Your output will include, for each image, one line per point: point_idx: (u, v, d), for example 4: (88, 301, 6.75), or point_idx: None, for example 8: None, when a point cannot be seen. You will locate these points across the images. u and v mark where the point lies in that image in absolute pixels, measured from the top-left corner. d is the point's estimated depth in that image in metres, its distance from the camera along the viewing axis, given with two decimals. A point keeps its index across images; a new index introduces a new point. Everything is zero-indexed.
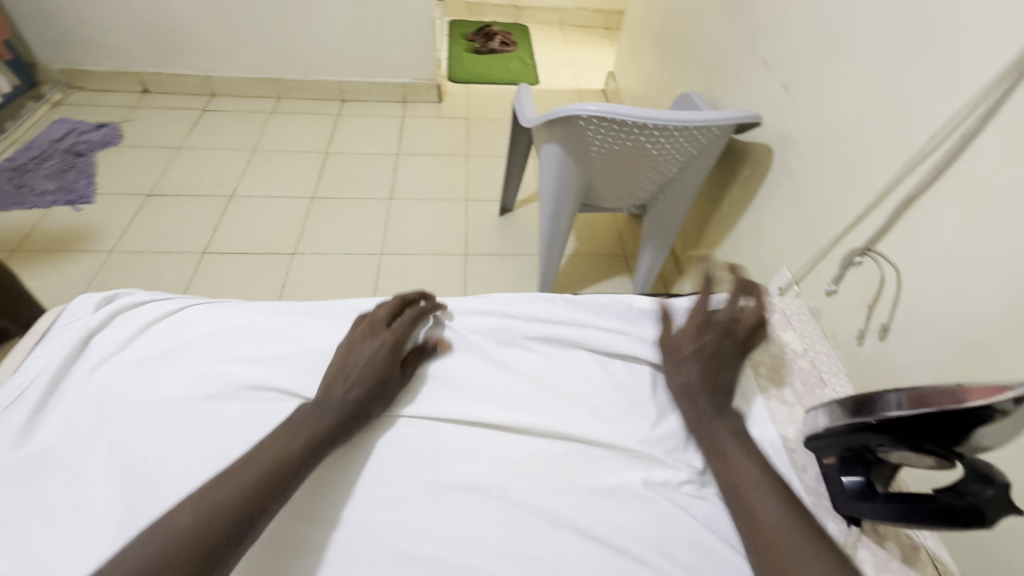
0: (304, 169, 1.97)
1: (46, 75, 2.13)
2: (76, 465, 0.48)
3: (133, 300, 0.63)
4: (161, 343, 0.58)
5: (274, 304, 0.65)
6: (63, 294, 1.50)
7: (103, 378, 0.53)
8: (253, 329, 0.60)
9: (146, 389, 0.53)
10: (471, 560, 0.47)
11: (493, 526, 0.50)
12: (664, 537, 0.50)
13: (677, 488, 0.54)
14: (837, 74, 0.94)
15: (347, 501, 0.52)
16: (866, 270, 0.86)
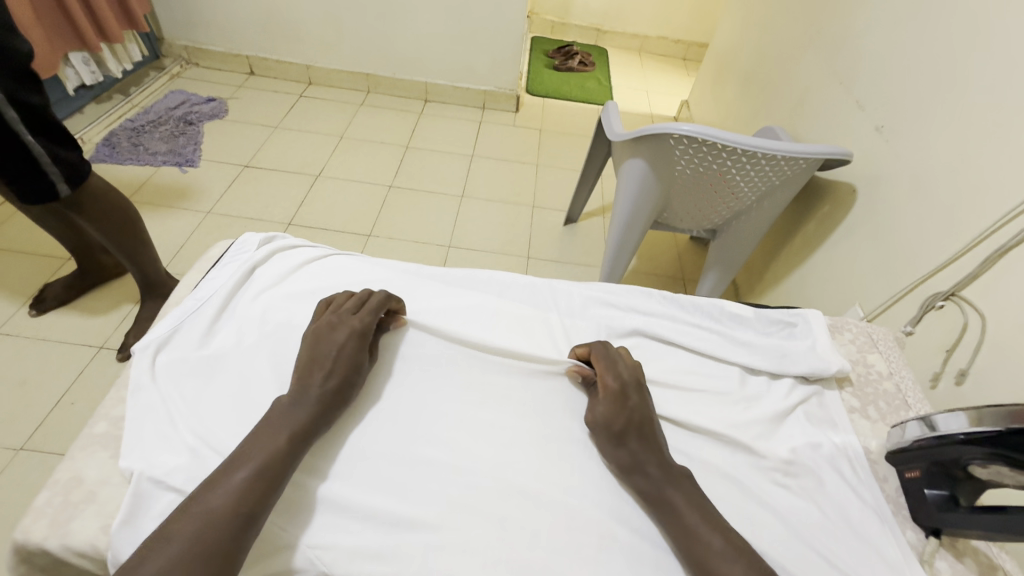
0: (385, 159, 2.10)
1: (169, 50, 2.35)
2: (246, 367, 0.61)
3: (288, 243, 0.78)
4: (307, 283, 0.71)
5: (396, 266, 0.78)
6: (163, 244, 1.65)
7: (265, 302, 0.68)
8: (379, 284, 0.73)
9: (298, 317, 0.66)
10: (573, 502, 0.54)
11: (592, 478, 0.56)
12: (749, 513, 0.53)
13: (765, 474, 0.56)
14: (937, 122, 0.96)
15: (461, 438, 0.58)
16: (947, 314, 0.87)
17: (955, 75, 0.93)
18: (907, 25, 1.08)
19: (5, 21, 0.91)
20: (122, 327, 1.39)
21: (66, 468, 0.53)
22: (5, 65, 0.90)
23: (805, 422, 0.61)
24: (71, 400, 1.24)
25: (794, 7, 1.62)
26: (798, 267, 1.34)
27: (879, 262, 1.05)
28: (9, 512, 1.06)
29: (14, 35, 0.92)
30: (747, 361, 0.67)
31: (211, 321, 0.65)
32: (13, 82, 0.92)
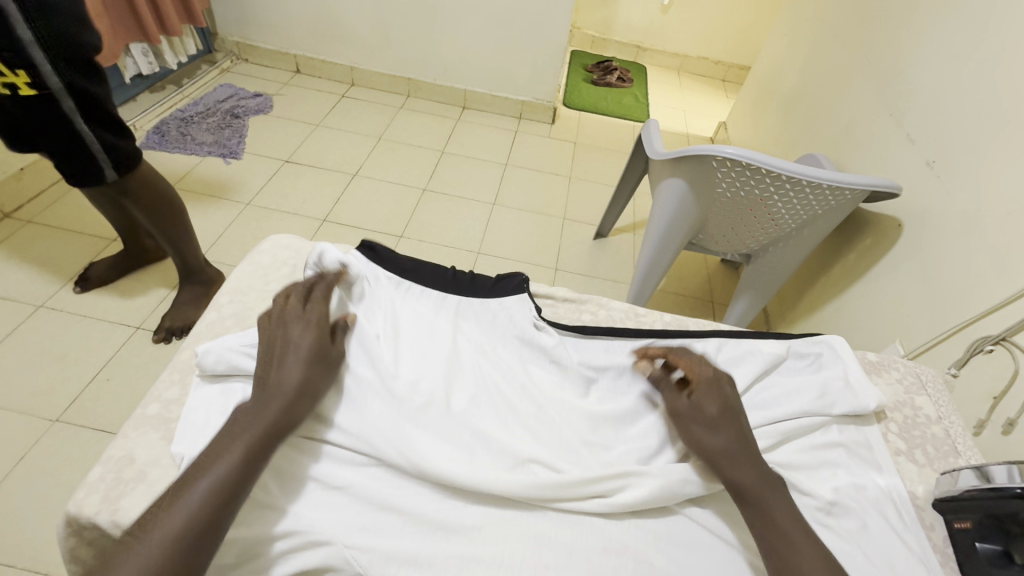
0: (421, 162, 2.13)
1: (221, 45, 2.44)
2: None
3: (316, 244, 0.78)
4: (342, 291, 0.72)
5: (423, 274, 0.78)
6: (202, 231, 1.70)
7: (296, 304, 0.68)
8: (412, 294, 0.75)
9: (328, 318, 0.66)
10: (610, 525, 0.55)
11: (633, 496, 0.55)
12: None
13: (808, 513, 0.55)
14: (993, 161, 0.93)
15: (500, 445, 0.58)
16: (996, 359, 0.83)
17: (1014, 114, 0.91)
18: (964, 61, 1.06)
19: (80, 14, 0.95)
20: (159, 309, 1.43)
21: (118, 447, 0.56)
22: (72, 56, 0.94)
23: (847, 461, 0.59)
24: (106, 377, 1.27)
25: (844, 36, 1.60)
26: (835, 299, 1.31)
27: (922, 301, 1.02)
28: (41, 481, 1.09)
29: (84, 26, 0.96)
30: (788, 395, 0.63)
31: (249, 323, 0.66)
32: (75, 72, 0.96)
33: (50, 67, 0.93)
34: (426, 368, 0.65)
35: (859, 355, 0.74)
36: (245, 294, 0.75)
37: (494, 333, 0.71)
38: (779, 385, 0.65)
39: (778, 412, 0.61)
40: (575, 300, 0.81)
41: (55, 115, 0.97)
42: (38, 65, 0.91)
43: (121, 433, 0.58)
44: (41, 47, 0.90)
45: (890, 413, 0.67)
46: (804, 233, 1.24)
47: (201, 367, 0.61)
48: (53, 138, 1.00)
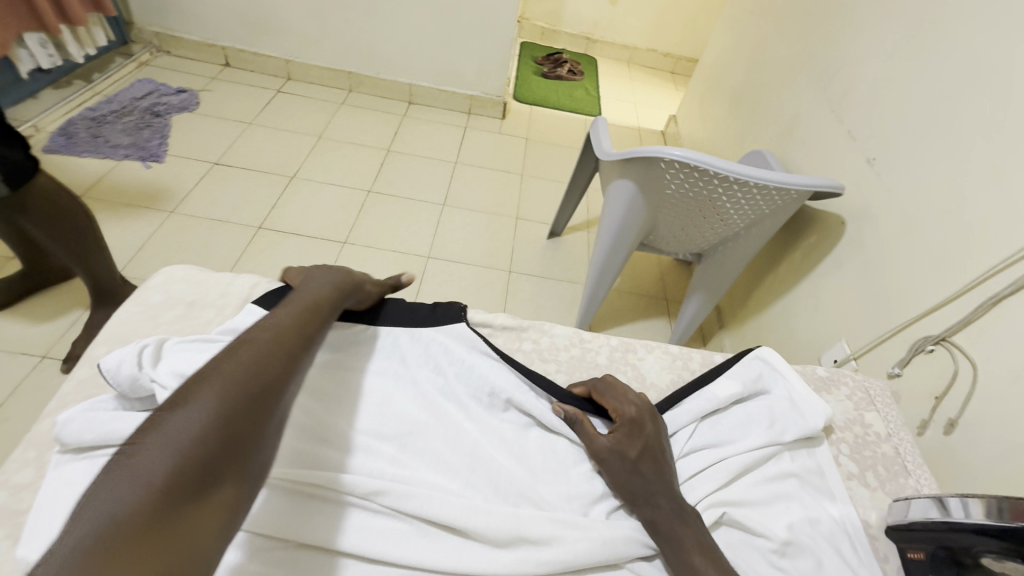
0: (365, 162, 2.02)
1: (139, 36, 2.23)
2: None
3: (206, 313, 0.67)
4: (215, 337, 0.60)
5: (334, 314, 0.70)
6: (118, 245, 1.54)
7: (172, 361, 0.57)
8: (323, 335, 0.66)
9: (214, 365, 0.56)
10: None
11: (573, 549, 0.51)
12: None
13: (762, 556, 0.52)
14: (929, 160, 0.94)
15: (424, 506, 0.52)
16: (937, 360, 0.84)
17: (952, 113, 0.91)
18: (903, 59, 1.06)
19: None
20: (68, 335, 1.28)
21: None
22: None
23: (800, 492, 0.57)
24: (4, 416, 1.13)
25: (787, 30, 1.60)
26: (783, 297, 1.32)
27: (865, 301, 1.03)
28: None
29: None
30: (729, 434, 0.60)
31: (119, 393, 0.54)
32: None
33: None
34: (340, 423, 0.58)
35: (809, 371, 0.72)
36: (130, 341, 0.65)
37: (424, 371, 0.65)
38: (719, 423, 0.62)
39: (725, 456, 0.58)
40: (516, 327, 0.75)
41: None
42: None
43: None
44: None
45: (840, 432, 0.65)
46: (752, 233, 1.23)
47: (60, 442, 0.50)
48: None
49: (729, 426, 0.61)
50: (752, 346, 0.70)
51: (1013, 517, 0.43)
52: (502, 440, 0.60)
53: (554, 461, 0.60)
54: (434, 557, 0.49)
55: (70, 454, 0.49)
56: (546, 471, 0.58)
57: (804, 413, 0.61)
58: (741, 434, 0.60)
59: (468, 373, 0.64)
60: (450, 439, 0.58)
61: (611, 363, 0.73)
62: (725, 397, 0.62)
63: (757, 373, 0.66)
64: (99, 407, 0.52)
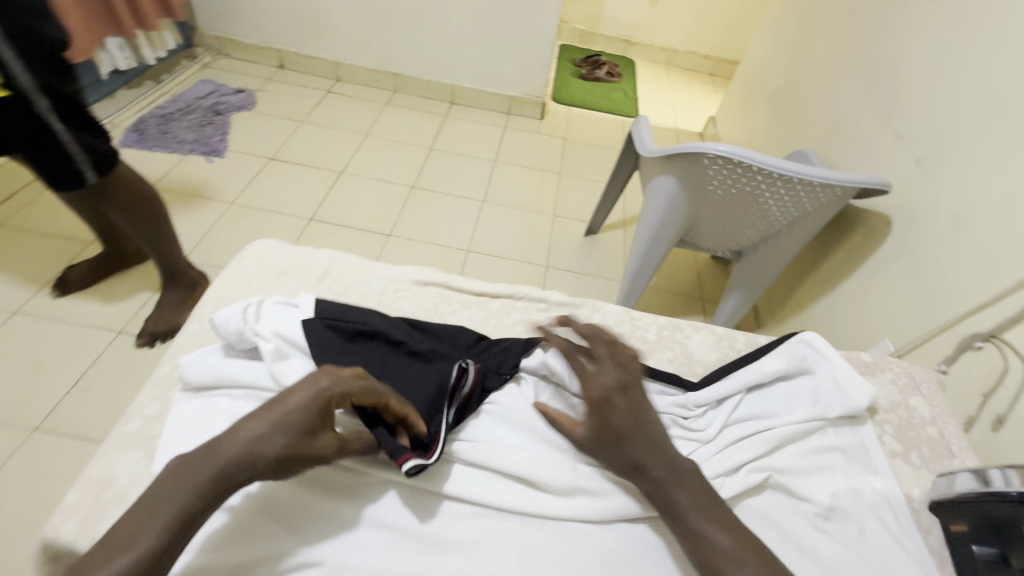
0: (408, 160, 2.10)
1: (201, 40, 2.38)
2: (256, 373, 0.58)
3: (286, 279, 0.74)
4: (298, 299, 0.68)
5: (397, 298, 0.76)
6: (183, 232, 1.65)
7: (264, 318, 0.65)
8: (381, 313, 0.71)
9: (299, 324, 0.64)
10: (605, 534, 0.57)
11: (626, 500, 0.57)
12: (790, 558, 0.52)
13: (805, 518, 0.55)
14: (980, 157, 0.94)
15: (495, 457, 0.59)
16: (986, 356, 0.84)
17: (1006, 108, 0.90)
18: (954, 57, 1.05)
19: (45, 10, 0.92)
20: (141, 313, 1.39)
21: (96, 468, 0.55)
22: (38, 53, 0.91)
23: (844, 464, 0.59)
24: (87, 383, 1.24)
25: (832, 30, 1.60)
26: (824, 295, 1.32)
27: (911, 299, 1.03)
28: (19, 494, 1.06)
29: (49, 23, 0.93)
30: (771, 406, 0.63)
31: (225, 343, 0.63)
32: (46, 70, 0.93)
33: (19, 64, 0.89)
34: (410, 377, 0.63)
35: (853, 356, 0.74)
36: (227, 303, 0.73)
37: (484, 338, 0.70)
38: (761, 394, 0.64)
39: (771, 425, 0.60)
40: (568, 305, 0.80)
41: (29, 113, 0.93)
42: (5, 63, 0.88)
43: (100, 452, 0.56)
44: (9, 45, 0.87)
45: (885, 414, 0.67)
46: (794, 231, 1.24)
47: (183, 381, 0.59)
48: (24, 136, 0.96)
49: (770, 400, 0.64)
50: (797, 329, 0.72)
51: None
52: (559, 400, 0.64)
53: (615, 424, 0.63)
54: (503, 500, 0.56)
55: (192, 393, 0.59)
56: (556, 444, 0.61)
57: (848, 393, 0.63)
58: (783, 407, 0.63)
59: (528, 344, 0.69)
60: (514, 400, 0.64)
61: (659, 340, 0.77)
62: (769, 371, 0.64)
63: (801, 352, 0.68)
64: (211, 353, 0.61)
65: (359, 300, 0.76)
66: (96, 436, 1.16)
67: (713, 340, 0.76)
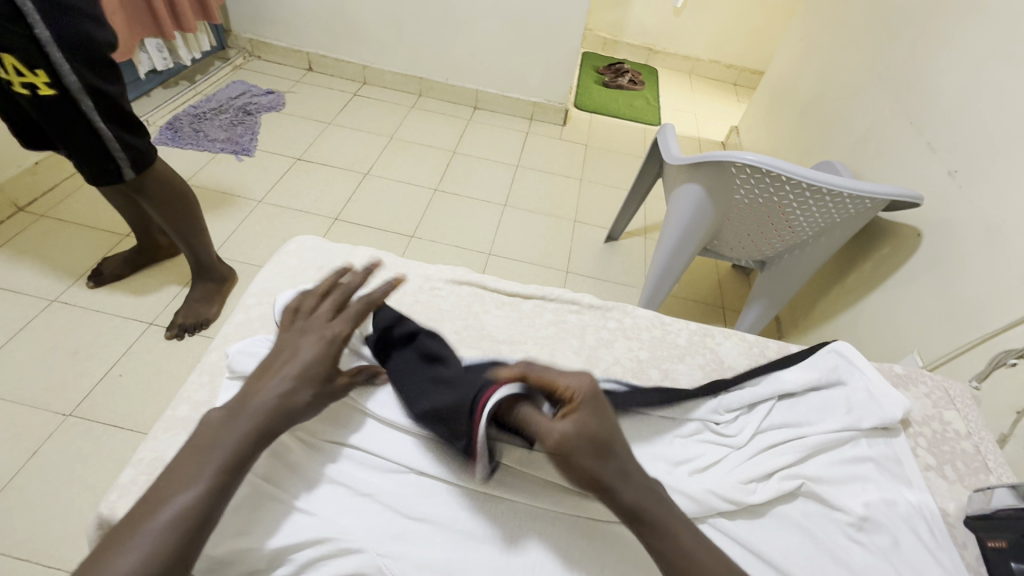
0: (432, 163, 2.12)
1: (234, 42, 2.44)
2: None
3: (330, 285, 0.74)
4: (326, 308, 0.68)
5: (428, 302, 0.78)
6: (212, 228, 1.69)
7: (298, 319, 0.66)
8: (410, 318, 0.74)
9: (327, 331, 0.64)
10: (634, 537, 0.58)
11: None
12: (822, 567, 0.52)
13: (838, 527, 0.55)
14: (1016, 171, 0.93)
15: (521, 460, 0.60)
16: (1021, 374, 0.83)
17: None
18: (990, 70, 1.04)
19: (94, 13, 0.96)
20: (171, 306, 1.43)
21: (147, 448, 0.57)
22: (85, 54, 0.94)
23: (877, 474, 0.59)
24: (118, 372, 1.28)
25: (863, 42, 1.59)
26: (850, 307, 1.30)
27: (941, 313, 1.02)
28: (51, 477, 1.09)
29: (97, 25, 0.96)
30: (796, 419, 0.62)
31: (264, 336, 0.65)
32: (91, 71, 0.96)
33: (67, 66, 0.93)
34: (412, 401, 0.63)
35: (886, 367, 0.74)
36: (272, 295, 0.75)
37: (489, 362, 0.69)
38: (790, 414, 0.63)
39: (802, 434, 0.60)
40: (598, 306, 0.81)
41: (74, 113, 0.98)
42: (54, 64, 0.92)
43: (151, 435, 0.59)
44: (58, 46, 0.91)
45: (918, 427, 0.67)
46: (822, 241, 1.23)
47: (230, 368, 0.61)
48: (69, 135, 1.00)
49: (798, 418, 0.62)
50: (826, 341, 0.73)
51: None
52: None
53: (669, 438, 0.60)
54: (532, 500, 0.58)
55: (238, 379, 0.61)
56: None
57: (885, 403, 0.63)
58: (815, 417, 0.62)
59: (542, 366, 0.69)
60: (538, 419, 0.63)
61: (690, 345, 0.77)
62: (799, 383, 0.65)
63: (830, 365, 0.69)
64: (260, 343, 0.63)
65: (394, 297, 0.78)
66: (125, 423, 1.19)
67: (745, 346, 0.76)
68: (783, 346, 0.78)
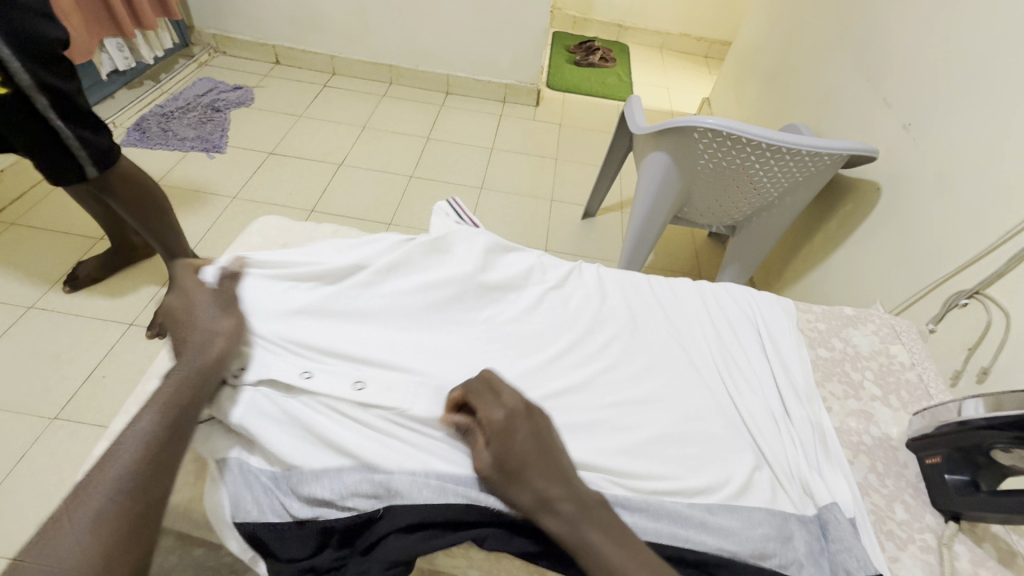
0: (407, 150, 2.12)
1: (198, 39, 2.40)
2: None
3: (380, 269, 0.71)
4: (318, 315, 0.67)
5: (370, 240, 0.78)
6: (186, 226, 1.68)
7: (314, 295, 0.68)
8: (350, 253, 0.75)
9: (336, 330, 0.66)
10: None
11: None
12: None
13: None
14: (962, 117, 0.96)
15: None
16: (972, 313, 0.87)
17: (989, 70, 0.92)
18: (937, 22, 1.07)
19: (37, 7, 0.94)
20: (151, 307, 1.43)
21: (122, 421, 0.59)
22: (29, 47, 0.92)
23: None
24: (100, 374, 1.28)
25: (822, 4, 1.60)
26: (818, 266, 1.34)
27: (901, 263, 1.05)
28: (42, 479, 1.10)
29: (48, 21, 0.96)
30: (843, 496, 0.59)
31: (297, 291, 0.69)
32: (43, 64, 0.95)
33: (19, 62, 0.92)
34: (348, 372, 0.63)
35: (838, 311, 0.83)
36: None
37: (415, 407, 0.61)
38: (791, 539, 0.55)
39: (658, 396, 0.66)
40: None
41: (23, 110, 0.96)
42: (5, 60, 0.90)
43: (122, 409, 0.61)
44: (9, 40, 0.90)
45: (866, 362, 0.76)
46: (787, 201, 1.26)
47: None
48: (19, 133, 0.98)
49: (727, 481, 0.58)
50: (820, 412, 0.68)
51: (998, 410, 0.52)
52: (426, 439, 0.60)
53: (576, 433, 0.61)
54: None
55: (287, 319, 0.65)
56: None
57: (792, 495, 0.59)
58: (511, 480, 0.54)
59: (539, 382, 0.66)
60: (602, 378, 0.67)
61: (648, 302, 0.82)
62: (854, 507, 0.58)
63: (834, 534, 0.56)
64: (247, 475, 0.57)
65: None
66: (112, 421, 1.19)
67: (743, 312, 0.79)
68: (755, 308, 0.80)
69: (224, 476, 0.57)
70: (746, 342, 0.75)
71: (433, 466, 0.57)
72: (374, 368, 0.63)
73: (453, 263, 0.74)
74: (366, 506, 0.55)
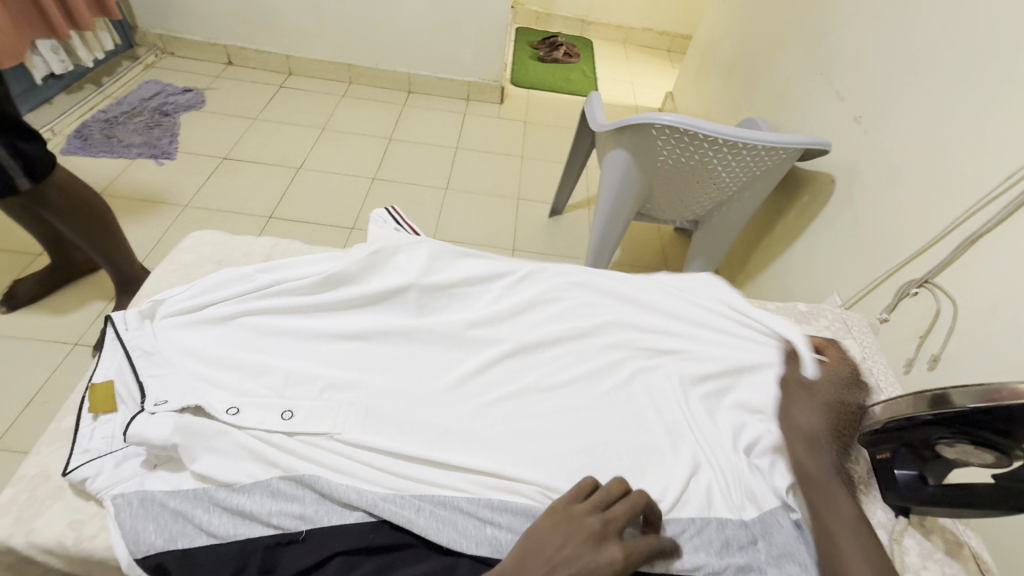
0: (369, 150, 2.07)
1: (143, 39, 2.29)
2: None
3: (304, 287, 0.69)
4: (256, 338, 0.66)
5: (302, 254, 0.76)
6: (135, 238, 1.61)
7: (246, 321, 0.68)
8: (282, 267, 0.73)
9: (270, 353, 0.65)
10: None
11: None
12: None
13: None
14: (909, 111, 0.98)
15: None
16: (922, 302, 0.89)
17: (934, 64, 0.94)
18: (885, 17, 1.09)
19: None
20: (97, 325, 1.35)
21: None
22: None
23: None
24: (43, 399, 1.20)
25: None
26: (778, 259, 1.36)
27: (854, 255, 1.07)
28: None
29: None
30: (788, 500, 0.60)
31: (225, 314, 0.68)
32: None
33: None
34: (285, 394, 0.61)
35: (792, 307, 0.85)
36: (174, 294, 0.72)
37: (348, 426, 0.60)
38: (718, 543, 0.56)
39: (603, 408, 0.66)
40: None
41: None
42: None
43: (36, 450, 0.60)
44: None
45: None
46: (746, 195, 1.27)
47: None
48: None
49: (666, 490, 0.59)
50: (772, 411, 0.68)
51: (951, 405, 0.52)
52: (357, 462, 0.58)
53: (520, 448, 0.60)
54: None
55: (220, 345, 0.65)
56: None
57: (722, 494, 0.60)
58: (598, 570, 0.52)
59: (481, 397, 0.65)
60: (546, 389, 0.67)
61: None
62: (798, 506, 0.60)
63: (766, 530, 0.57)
64: (151, 506, 0.53)
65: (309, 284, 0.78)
66: None
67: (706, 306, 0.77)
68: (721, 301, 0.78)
69: (120, 510, 0.53)
70: (706, 337, 0.74)
71: (365, 489, 0.56)
72: (305, 394, 0.62)
73: (396, 276, 0.72)
74: (290, 526, 0.53)
